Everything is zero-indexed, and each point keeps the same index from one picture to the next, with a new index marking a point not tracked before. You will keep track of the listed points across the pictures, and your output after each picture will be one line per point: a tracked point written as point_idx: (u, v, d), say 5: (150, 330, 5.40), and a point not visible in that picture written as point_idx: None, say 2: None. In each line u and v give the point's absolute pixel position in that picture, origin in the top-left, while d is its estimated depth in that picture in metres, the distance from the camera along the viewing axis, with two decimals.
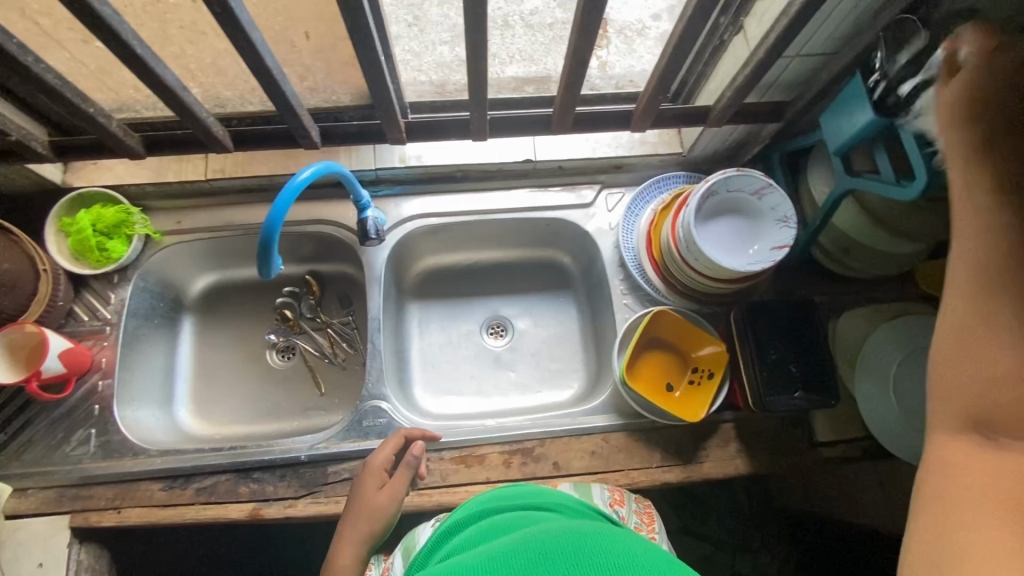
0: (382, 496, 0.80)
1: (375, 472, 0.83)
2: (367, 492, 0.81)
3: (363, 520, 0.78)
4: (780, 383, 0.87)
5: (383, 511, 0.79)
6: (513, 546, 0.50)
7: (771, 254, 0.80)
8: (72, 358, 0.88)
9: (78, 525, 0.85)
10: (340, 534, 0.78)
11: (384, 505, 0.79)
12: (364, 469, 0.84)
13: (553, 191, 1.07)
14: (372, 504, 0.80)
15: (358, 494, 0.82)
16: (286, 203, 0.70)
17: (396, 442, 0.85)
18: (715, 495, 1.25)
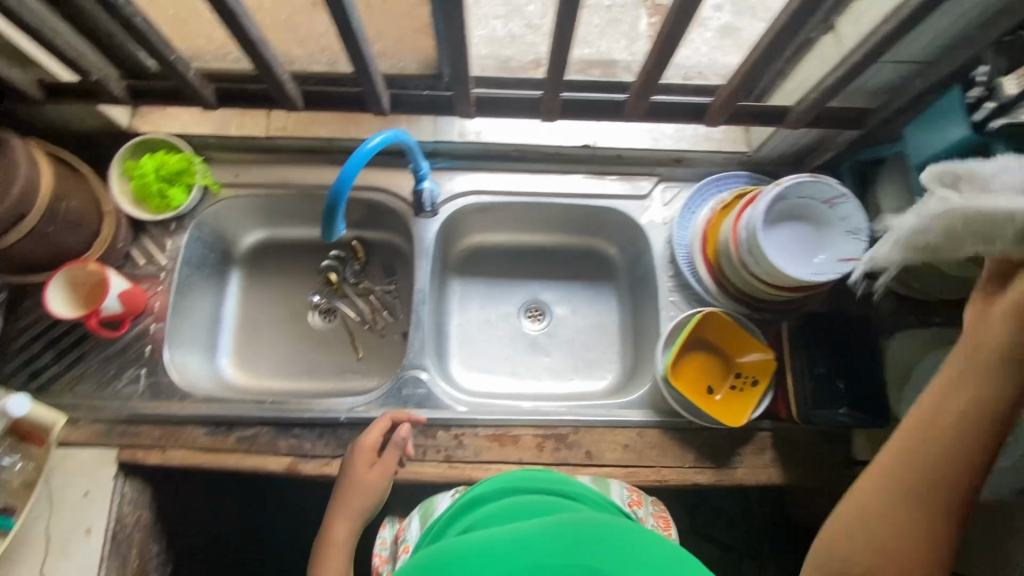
0: (375, 475, 0.82)
1: (366, 453, 0.84)
2: (358, 473, 0.82)
3: (359, 498, 0.81)
4: (826, 398, 0.86)
5: (376, 488, 0.82)
6: (541, 527, 0.52)
7: (836, 265, 0.78)
8: (129, 298, 0.91)
9: (124, 461, 0.87)
10: (332, 513, 0.81)
11: (377, 483, 0.82)
12: (356, 450, 0.84)
13: (610, 179, 1.05)
14: (365, 483, 0.82)
15: (349, 475, 0.83)
16: (356, 168, 0.71)
17: (385, 424, 0.85)
18: (734, 501, 1.25)
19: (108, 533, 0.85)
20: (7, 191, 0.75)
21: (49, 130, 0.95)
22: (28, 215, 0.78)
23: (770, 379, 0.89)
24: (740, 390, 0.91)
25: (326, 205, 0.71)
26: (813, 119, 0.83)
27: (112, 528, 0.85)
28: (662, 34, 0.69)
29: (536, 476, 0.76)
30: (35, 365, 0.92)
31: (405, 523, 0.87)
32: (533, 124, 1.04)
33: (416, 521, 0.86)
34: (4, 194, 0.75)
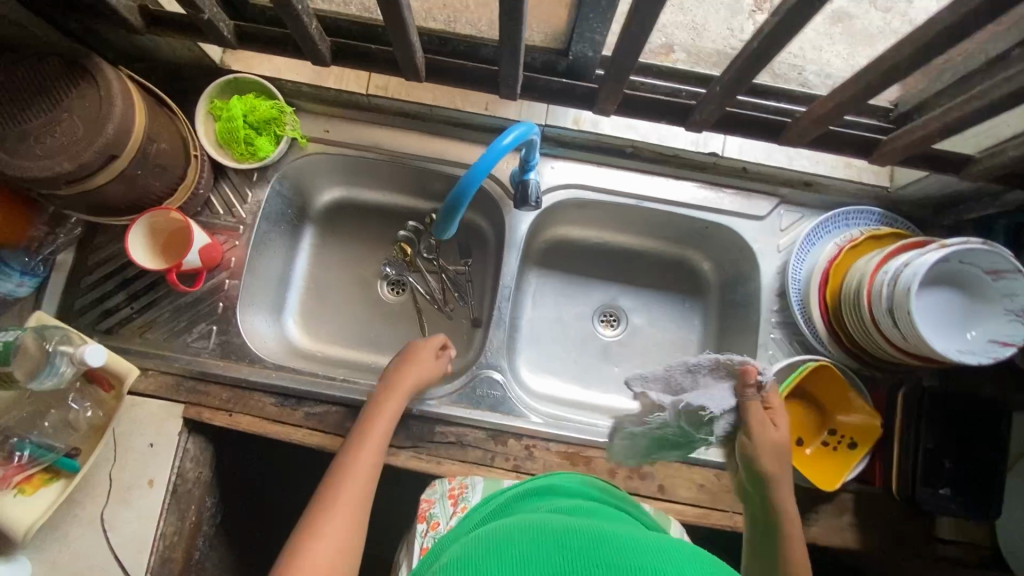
0: (432, 369, 0.85)
1: (427, 346, 0.87)
2: (416, 355, 0.85)
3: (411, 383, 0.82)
4: (927, 475, 0.80)
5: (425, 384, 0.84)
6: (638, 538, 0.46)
7: (988, 347, 0.70)
8: (207, 253, 0.86)
9: (190, 418, 0.85)
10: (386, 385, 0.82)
11: (430, 375, 0.85)
12: (416, 344, 0.87)
13: (727, 193, 0.96)
14: (424, 367, 0.85)
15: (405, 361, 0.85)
16: (487, 166, 0.65)
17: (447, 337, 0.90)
18: None
19: (169, 486, 0.84)
20: (101, 129, 0.68)
21: (139, 57, 0.88)
22: (120, 155, 0.71)
23: (870, 445, 0.83)
24: (835, 450, 0.85)
25: (448, 203, 0.67)
26: (999, 176, 0.72)
27: (174, 482, 0.84)
28: (874, 64, 0.58)
29: (577, 480, 0.71)
30: (107, 304, 0.89)
31: (464, 482, 0.80)
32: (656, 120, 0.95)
33: (480, 485, 0.79)
34: (97, 132, 0.68)
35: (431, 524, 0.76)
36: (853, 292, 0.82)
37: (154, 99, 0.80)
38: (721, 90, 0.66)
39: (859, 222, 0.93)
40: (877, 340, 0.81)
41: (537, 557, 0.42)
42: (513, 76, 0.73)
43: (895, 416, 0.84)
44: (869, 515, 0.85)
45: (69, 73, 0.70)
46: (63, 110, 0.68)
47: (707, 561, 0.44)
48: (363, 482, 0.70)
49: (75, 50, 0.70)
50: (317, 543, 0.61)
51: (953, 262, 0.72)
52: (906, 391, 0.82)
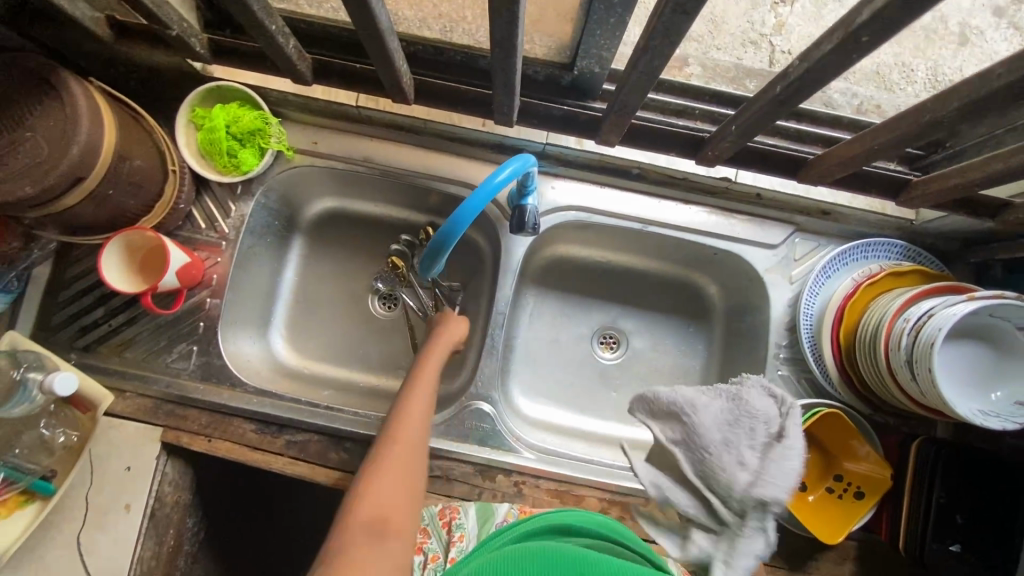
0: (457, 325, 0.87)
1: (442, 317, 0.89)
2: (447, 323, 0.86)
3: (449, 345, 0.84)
4: (939, 532, 0.74)
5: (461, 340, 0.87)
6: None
7: (1014, 410, 0.65)
8: (186, 273, 0.83)
9: (168, 442, 0.83)
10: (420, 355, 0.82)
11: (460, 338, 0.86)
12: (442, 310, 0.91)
13: (738, 220, 0.90)
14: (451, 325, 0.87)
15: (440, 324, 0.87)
16: (481, 204, 0.60)
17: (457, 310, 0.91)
18: None
19: (147, 510, 0.82)
20: (66, 151, 0.64)
21: None
22: (87, 177, 0.67)
23: (878, 497, 0.79)
24: (840, 498, 0.81)
25: (433, 243, 0.63)
26: None
27: (151, 506, 0.82)
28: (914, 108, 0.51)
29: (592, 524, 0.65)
30: (85, 320, 0.86)
31: (455, 507, 0.75)
32: None
33: (473, 510, 0.75)
34: (61, 154, 0.64)
35: (426, 556, 0.71)
36: (869, 336, 0.77)
37: (128, 111, 0.75)
38: (737, 128, 0.60)
39: (880, 254, 0.87)
40: (891, 390, 0.75)
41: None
42: (508, 100, 0.66)
43: (906, 465, 0.79)
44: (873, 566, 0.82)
45: (33, 89, 0.65)
46: (26, 128, 0.64)
47: None
48: (414, 435, 0.71)
49: (40, 63, 0.65)
50: (383, 481, 0.65)
51: (981, 314, 0.66)
52: (922, 441, 0.77)
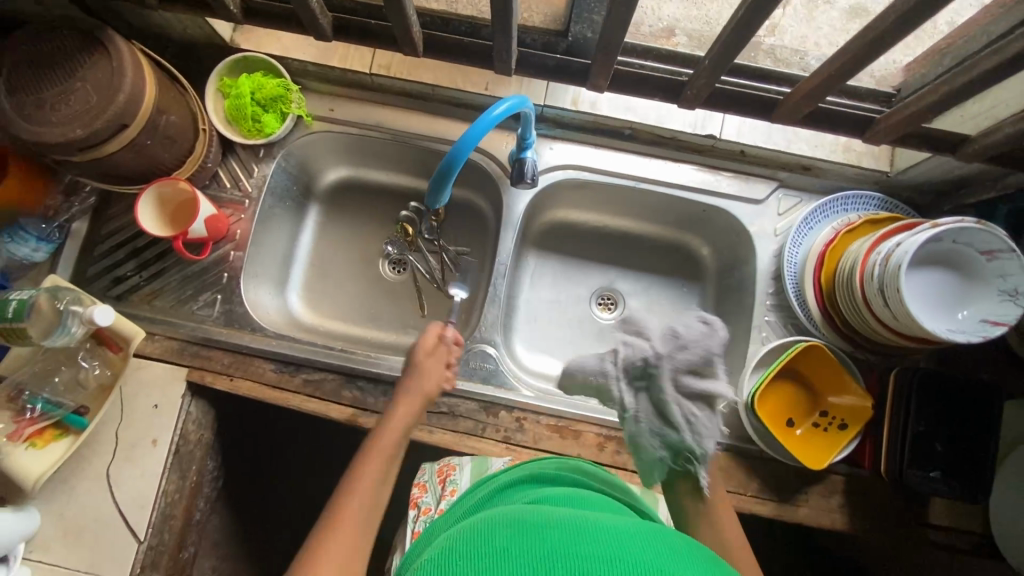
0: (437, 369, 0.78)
1: (426, 347, 0.79)
2: (419, 361, 0.78)
3: (423, 393, 0.76)
4: (919, 458, 0.79)
5: (438, 387, 0.78)
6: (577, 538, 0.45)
7: (980, 326, 0.70)
8: (213, 224, 0.90)
9: (193, 381, 0.89)
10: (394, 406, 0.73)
11: (435, 385, 0.77)
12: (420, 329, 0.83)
13: (725, 177, 0.96)
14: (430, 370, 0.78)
15: (411, 361, 0.79)
16: (480, 135, 0.68)
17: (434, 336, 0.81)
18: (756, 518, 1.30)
19: (172, 446, 0.87)
20: (113, 98, 0.72)
21: (154, 33, 0.91)
22: (130, 125, 0.75)
23: (860, 426, 0.83)
24: (825, 430, 0.86)
25: (439, 170, 0.69)
26: (992, 158, 0.71)
27: (176, 442, 0.88)
28: (866, 36, 0.58)
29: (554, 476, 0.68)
30: (118, 271, 0.93)
31: (452, 463, 0.84)
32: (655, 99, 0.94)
33: (468, 467, 0.83)
34: (108, 101, 0.72)
35: (422, 509, 0.82)
36: (847, 274, 0.82)
37: (166, 75, 0.84)
38: (711, 63, 0.67)
39: (859, 206, 0.92)
40: (869, 322, 0.80)
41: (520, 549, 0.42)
42: (508, 52, 0.72)
43: (887, 397, 0.83)
44: (856, 495, 0.86)
45: (83, 45, 0.73)
46: (78, 79, 0.72)
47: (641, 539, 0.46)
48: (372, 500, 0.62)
49: (91, 22, 0.74)
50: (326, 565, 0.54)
51: (946, 241, 0.72)
52: (898, 373, 0.81)
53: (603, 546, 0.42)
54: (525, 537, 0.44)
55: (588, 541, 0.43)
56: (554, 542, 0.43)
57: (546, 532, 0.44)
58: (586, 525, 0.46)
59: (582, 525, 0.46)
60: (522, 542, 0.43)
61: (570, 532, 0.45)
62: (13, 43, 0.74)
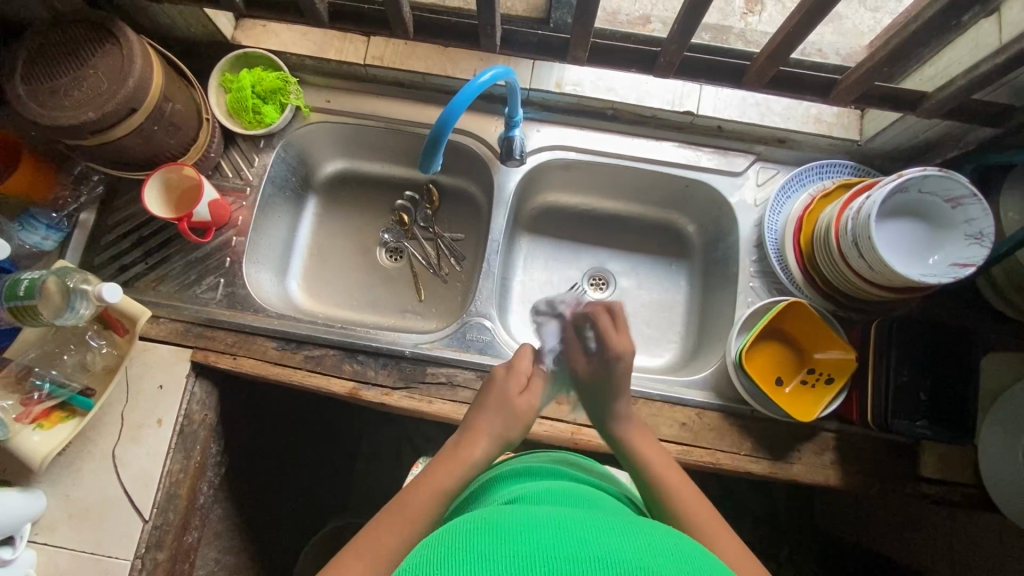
0: (524, 399, 0.76)
1: (515, 375, 0.77)
2: (509, 395, 0.75)
3: (508, 428, 0.73)
4: (905, 408, 0.82)
5: (524, 424, 0.75)
6: (554, 533, 0.46)
7: (950, 269, 0.75)
8: (216, 209, 0.94)
9: (198, 361, 0.91)
10: (472, 432, 0.72)
11: (521, 426, 0.74)
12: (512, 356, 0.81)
13: (704, 151, 1.01)
14: (516, 401, 0.75)
15: (496, 390, 0.76)
16: (467, 101, 0.72)
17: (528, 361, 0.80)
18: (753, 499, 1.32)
19: (176, 426, 0.89)
20: (123, 84, 0.76)
21: (160, 32, 0.97)
22: (138, 110, 0.79)
23: (846, 379, 0.86)
24: (813, 387, 0.89)
25: (431, 135, 0.72)
26: (950, 112, 0.76)
27: (181, 422, 0.90)
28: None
29: (539, 468, 0.72)
30: (123, 259, 0.96)
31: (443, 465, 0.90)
32: (635, 79, 0.99)
33: None
34: (119, 87, 0.76)
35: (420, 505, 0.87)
36: (823, 233, 0.86)
37: (173, 67, 0.89)
38: (681, 29, 0.72)
39: (833, 174, 0.97)
40: (848, 277, 0.84)
41: (492, 553, 0.44)
42: (493, 31, 0.77)
43: (869, 348, 0.86)
44: (847, 451, 0.88)
45: (95, 36, 0.78)
46: (90, 67, 0.77)
47: (614, 530, 0.48)
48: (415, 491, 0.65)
49: (103, 16, 0.79)
50: (358, 560, 0.58)
51: (913, 193, 0.77)
52: (879, 323, 0.84)
53: (575, 544, 0.45)
54: (502, 541, 0.45)
55: (558, 540, 0.45)
56: (523, 543, 0.45)
57: (522, 534, 0.46)
58: (553, 523, 0.48)
59: (551, 526, 0.48)
60: (495, 545, 0.45)
61: (538, 532, 0.47)
62: (29, 36, 0.79)
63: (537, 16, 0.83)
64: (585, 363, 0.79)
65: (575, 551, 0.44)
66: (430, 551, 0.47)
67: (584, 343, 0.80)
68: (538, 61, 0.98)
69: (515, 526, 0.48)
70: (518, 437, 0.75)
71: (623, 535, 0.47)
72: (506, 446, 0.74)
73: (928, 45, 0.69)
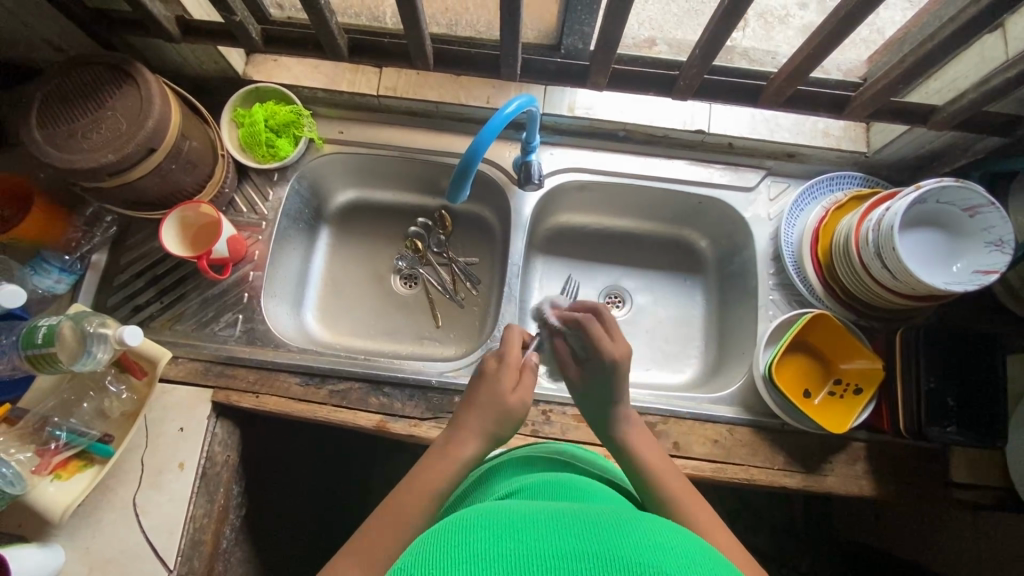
0: (515, 395, 0.70)
1: (507, 368, 0.72)
2: (502, 392, 0.69)
3: (497, 428, 0.69)
4: (937, 414, 0.82)
5: (514, 420, 0.70)
6: (555, 529, 0.44)
7: (974, 277, 0.76)
8: (234, 245, 0.93)
9: (219, 401, 0.89)
10: (461, 434, 0.68)
11: (511, 424, 0.69)
12: (500, 341, 0.75)
13: (716, 168, 1.02)
14: (506, 400, 0.69)
15: (486, 383, 0.71)
16: (496, 130, 0.72)
17: (520, 341, 0.75)
18: (773, 508, 1.32)
19: (199, 469, 0.87)
20: (142, 124, 0.75)
21: (171, 69, 0.97)
22: (158, 150, 0.78)
23: (874, 389, 0.87)
24: (842, 397, 0.89)
25: (459, 166, 0.73)
26: (961, 123, 0.78)
27: (203, 465, 0.87)
28: (837, 17, 0.66)
29: (547, 463, 0.71)
30: (137, 300, 0.94)
31: None
32: (646, 101, 1.01)
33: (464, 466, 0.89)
34: (138, 128, 0.75)
35: None
36: (842, 244, 0.87)
37: (189, 105, 0.88)
38: (701, 52, 0.73)
39: (844, 186, 0.99)
40: (871, 288, 0.85)
41: (500, 550, 0.41)
42: (515, 61, 0.78)
43: (895, 356, 0.87)
44: (879, 461, 0.89)
45: (112, 75, 0.78)
46: (109, 108, 0.76)
47: (621, 524, 0.45)
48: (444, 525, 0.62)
49: (119, 58, 0.78)
50: None
51: (931, 202, 0.79)
52: (904, 332, 0.86)
53: (580, 541, 0.42)
54: (505, 535, 0.43)
55: (564, 539, 0.42)
56: (530, 541, 0.42)
57: (527, 529, 0.44)
58: (560, 521, 0.45)
59: (560, 523, 0.45)
60: (498, 541, 0.42)
61: (545, 529, 0.44)
62: (45, 79, 0.78)
63: (549, 43, 0.85)
64: (580, 372, 0.78)
65: (585, 550, 0.41)
66: (430, 543, 0.44)
67: (568, 346, 0.80)
68: (551, 86, 0.99)
69: (522, 522, 0.45)
70: (508, 432, 0.71)
71: (631, 528, 0.44)
72: (495, 443, 0.70)
73: (941, 62, 0.71)
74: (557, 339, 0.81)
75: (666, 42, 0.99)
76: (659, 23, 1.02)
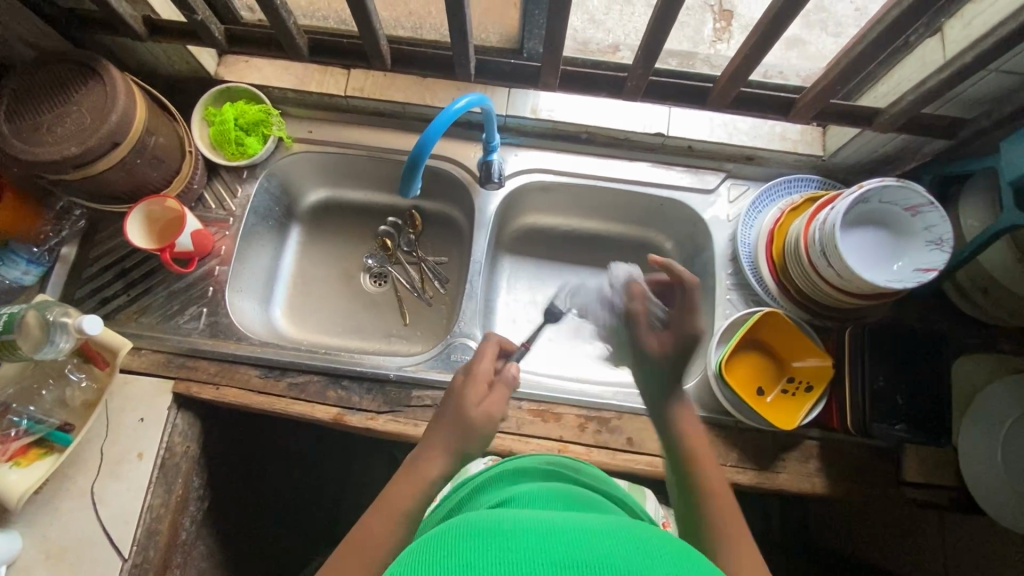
0: (484, 407, 0.71)
1: (476, 381, 0.73)
2: (466, 404, 0.70)
3: (465, 444, 0.68)
4: (884, 411, 0.83)
5: (484, 437, 0.70)
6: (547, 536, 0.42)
7: (913, 274, 0.78)
8: (199, 239, 0.95)
9: (180, 392, 0.91)
10: (426, 450, 0.68)
11: (480, 440, 0.69)
12: (474, 353, 0.78)
13: (676, 170, 1.04)
14: (473, 414, 0.70)
15: (453, 399, 0.72)
16: (442, 127, 0.74)
17: (495, 352, 0.77)
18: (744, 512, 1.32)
19: (158, 458, 0.88)
20: (106, 118, 0.78)
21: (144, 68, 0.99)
22: (122, 143, 0.80)
23: (824, 385, 0.88)
24: (793, 395, 0.90)
25: (409, 160, 0.74)
26: (903, 125, 0.80)
27: (161, 455, 0.88)
28: (766, 22, 0.68)
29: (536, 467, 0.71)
30: (105, 292, 0.96)
31: None
32: (607, 104, 1.03)
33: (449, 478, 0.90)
34: (102, 122, 0.78)
35: None
36: (793, 244, 0.89)
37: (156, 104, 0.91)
38: (644, 56, 0.76)
39: (801, 188, 1.00)
40: (821, 288, 0.87)
41: (486, 555, 0.40)
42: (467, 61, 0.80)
43: (843, 352, 0.88)
44: (832, 459, 0.89)
45: (78, 72, 0.80)
46: (74, 103, 0.78)
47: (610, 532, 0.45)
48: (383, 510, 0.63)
49: (84, 55, 0.81)
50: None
51: (874, 202, 0.81)
52: (853, 330, 0.87)
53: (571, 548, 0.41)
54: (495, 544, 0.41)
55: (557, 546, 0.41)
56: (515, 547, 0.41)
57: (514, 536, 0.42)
58: (545, 527, 0.44)
59: (541, 524, 0.45)
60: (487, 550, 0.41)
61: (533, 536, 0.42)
62: (14, 77, 0.80)
63: (509, 46, 0.88)
64: (660, 343, 0.77)
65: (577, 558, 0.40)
66: (416, 554, 0.43)
67: (651, 313, 0.80)
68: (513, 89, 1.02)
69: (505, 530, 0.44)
70: (478, 448, 0.71)
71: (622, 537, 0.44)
72: (462, 461, 0.69)
73: (875, 63, 0.74)
74: (641, 306, 0.80)
75: (628, 48, 1.02)
76: (623, 28, 1.04)
